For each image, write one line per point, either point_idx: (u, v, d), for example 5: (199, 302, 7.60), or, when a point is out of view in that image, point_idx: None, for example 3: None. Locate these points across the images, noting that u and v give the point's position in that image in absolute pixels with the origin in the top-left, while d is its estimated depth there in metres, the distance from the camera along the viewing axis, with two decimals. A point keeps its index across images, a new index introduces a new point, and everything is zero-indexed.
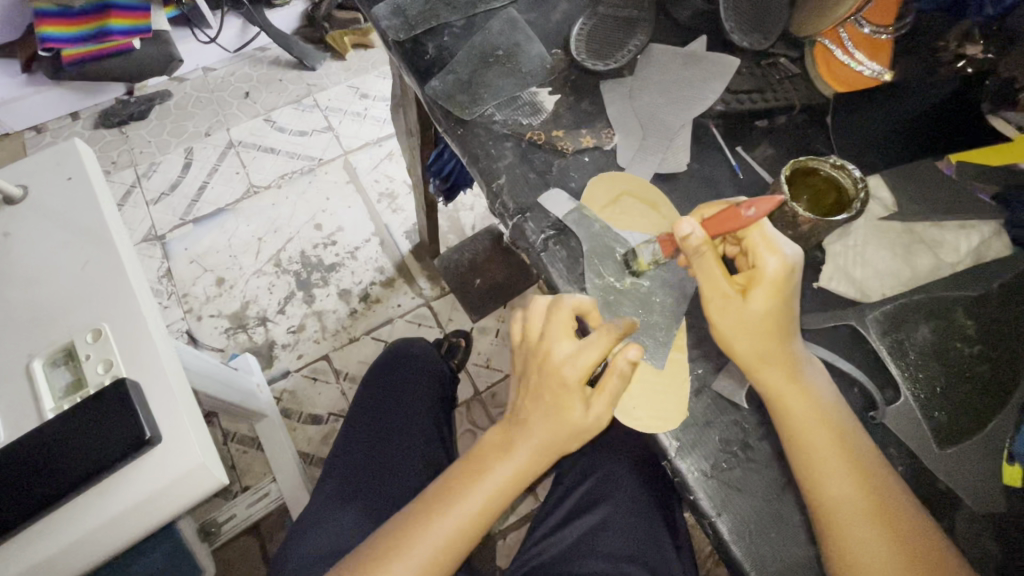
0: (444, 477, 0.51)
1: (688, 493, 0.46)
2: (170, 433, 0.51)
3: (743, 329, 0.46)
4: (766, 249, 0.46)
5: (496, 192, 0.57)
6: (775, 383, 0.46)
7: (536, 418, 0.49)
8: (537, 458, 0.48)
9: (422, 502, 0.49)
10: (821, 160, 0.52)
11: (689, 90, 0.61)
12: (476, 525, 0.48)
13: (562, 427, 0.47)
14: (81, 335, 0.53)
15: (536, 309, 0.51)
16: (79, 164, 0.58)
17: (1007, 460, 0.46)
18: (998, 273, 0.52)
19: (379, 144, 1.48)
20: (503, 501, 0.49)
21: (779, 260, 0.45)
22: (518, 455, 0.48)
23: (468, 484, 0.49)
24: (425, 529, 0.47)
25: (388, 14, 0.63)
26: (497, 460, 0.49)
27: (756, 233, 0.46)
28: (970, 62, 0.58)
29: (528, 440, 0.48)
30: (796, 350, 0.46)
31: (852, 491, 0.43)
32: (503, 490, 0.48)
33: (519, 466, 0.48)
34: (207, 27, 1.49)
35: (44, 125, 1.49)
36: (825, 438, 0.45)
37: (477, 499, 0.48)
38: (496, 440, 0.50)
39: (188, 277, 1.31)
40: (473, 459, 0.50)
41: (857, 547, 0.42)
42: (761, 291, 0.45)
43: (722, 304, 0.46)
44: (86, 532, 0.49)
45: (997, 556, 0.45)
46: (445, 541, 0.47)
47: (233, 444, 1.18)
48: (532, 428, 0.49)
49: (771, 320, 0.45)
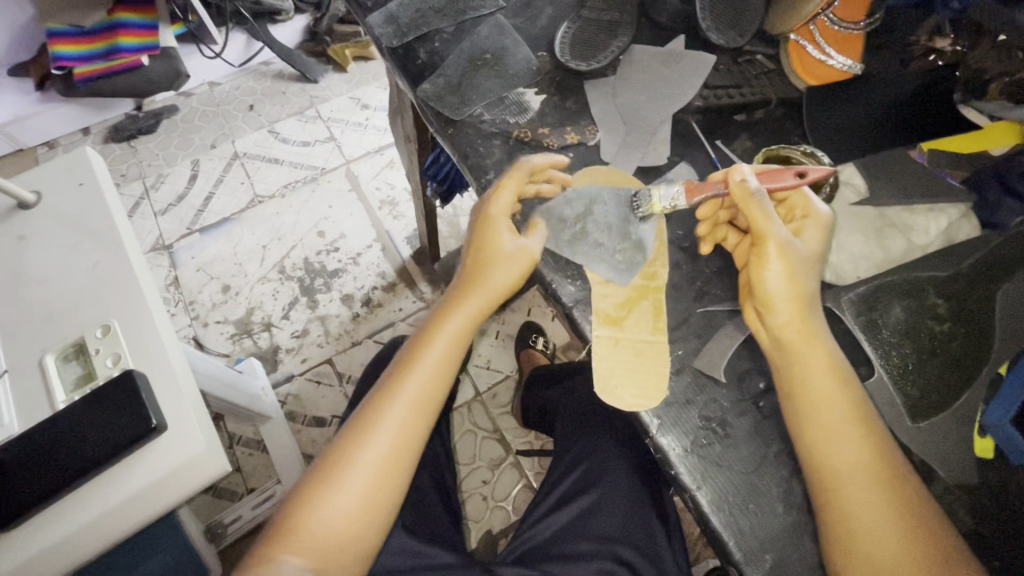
0: (407, 345, 0.57)
1: (670, 468, 0.48)
2: (176, 422, 0.53)
3: (800, 265, 0.49)
4: (807, 205, 0.52)
5: (484, 186, 0.60)
6: (795, 347, 0.48)
7: (479, 266, 0.55)
8: (486, 303, 0.55)
9: (394, 368, 0.55)
10: (792, 148, 0.56)
11: (670, 87, 0.64)
12: (443, 376, 0.55)
13: (501, 268, 0.54)
14: (91, 331, 0.55)
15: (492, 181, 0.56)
16: (90, 170, 0.62)
17: (978, 432, 0.48)
18: (965, 253, 0.53)
19: (380, 153, 1.52)
20: (461, 348, 0.56)
21: (822, 213, 0.51)
22: (469, 306, 0.55)
23: (428, 344, 0.55)
24: (400, 388, 0.53)
25: (381, 23, 0.67)
26: (450, 317, 0.55)
27: (796, 194, 0.52)
28: (941, 56, 0.63)
29: (476, 289, 0.55)
30: (815, 315, 0.49)
31: (859, 460, 0.45)
32: (458, 337, 0.55)
33: (471, 314, 0.55)
34: (212, 43, 1.53)
35: (56, 141, 1.54)
36: (841, 407, 0.46)
37: (439, 348, 0.55)
38: (447, 302, 0.56)
39: (195, 285, 1.34)
40: (431, 321, 0.56)
41: (853, 511, 0.44)
42: (810, 235, 0.51)
43: (786, 240, 0.49)
44: (96, 516, 0.51)
45: (967, 523, 0.47)
46: (422, 394, 0.54)
47: (238, 447, 1.21)
48: (478, 278, 0.55)
49: (814, 259, 0.50)
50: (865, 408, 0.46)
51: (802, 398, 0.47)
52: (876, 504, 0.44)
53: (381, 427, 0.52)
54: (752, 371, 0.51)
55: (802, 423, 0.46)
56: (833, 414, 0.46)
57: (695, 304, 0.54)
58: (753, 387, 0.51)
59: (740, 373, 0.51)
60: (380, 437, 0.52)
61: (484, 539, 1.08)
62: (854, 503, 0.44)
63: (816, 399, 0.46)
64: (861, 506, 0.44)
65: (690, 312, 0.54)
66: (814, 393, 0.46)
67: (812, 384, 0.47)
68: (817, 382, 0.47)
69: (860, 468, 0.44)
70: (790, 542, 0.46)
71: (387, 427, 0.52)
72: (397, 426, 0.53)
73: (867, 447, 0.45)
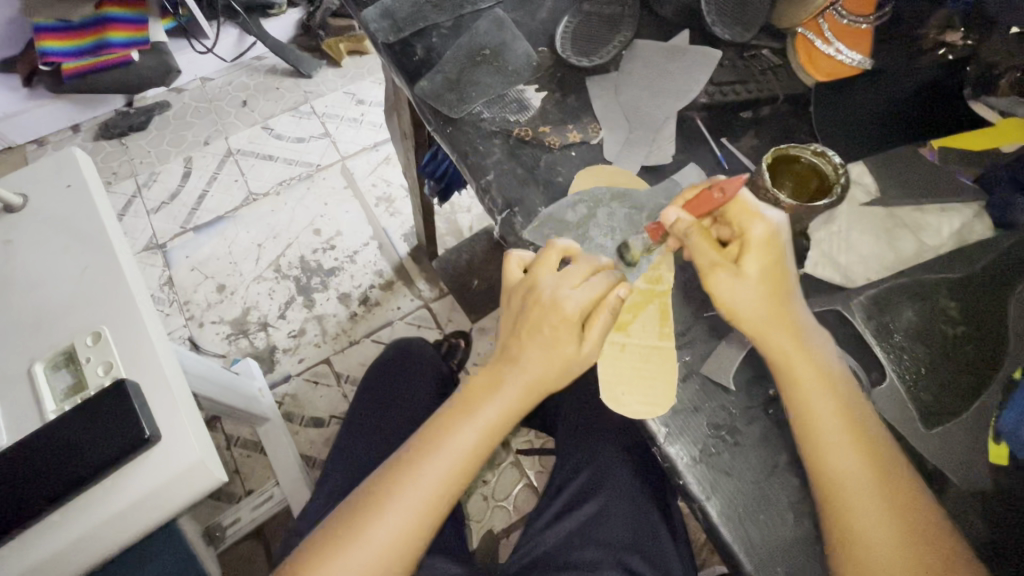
0: (431, 423, 0.51)
1: (678, 478, 0.47)
2: (170, 432, 0.51)
3: (741, 297, 0.46)
4: (749, 215, 0.47)
5: (484, 187, 0.58)
6: (782, 352, 0.46)
7: (531, 354, 0.49)
8: (527, 394, 0.49)
9: (410, 447, 0.50)
10: (802, 147, 0.53)
11: (673, 83, 0.62)
12: (470, 465, 0.49)
13: (556, 367, 0.49)
14: (81, 338, 0.54)
15: (554, 249, 0.50)
16: (79, 171, 0.59)
17: (993, 440, 0.47)
18: (983, 255, 0.52)
19: (376, 149, 1.50)
20: (489, 444, 0.49)
21: (763, 224, 0.46)
22: (506, 394, 0.49)
23: (456, 427, 0.49)
24: (415, 476, 0.47)
25: (377, 17, 0.65)
26: (485, 402, 0.49)
27: (736, 204, 0.48)
28: (951, 49, 0.60)
29: (517, 375, 0.49)
30: (799, 313, 0.47)
31: (854, 458, 0.44)
32: (492, 430, 0.49)
33: (508, 404, 0.49)
34: (204, 37, 1.51)
35: (45, 138, 1.51)
36: (829, 404, 0.45)
37: (469, 435, 0.48)
38: (483, 383, 0.51)
39: (190, 284, 1.32)
40: (462, 401, 0.51)
41: (853, 513, 0.42)
42: (753, 255, 0.46)
43: (719, 275, 0.47)
44: (89, 529, 0.50)
45: (983, 533, 0.45)
46: (439, 490, 0.48)
47: (235, 448, 1.20)
48: (523, 365, 0.49)
49: (767, 283, 0.46)
50: (856, 403, 0.45)
51: (793, 397, 0.46)
52: (873, 503, 0.43)
53: (389, 516, 0.46)
54: (761, 377, 0.50)
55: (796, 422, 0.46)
56: (825, 412, 0.45)
57: (702, 309, 0.53)
58: (763, 394, 0.49)
59: (749, 378, 0.50)
60: (386, 527, 0.46)
61: (486, 540, 1.07)
62: (853, 504, 0.43)
63: (806, 398, 0.45)
64: (862, 505, 0.43)
65: (697, 316, 0.53)
66: (805, 394, 0.45)
67: (804, 384, 0.45)
68: (808, 381, 0.45)
69: (860, 470, 0.43)
70: (800, 551, 0.45)
71: (395, 517, 0.46)
72: (409, 513, 0.46)
73: (861, 446, 0.44)
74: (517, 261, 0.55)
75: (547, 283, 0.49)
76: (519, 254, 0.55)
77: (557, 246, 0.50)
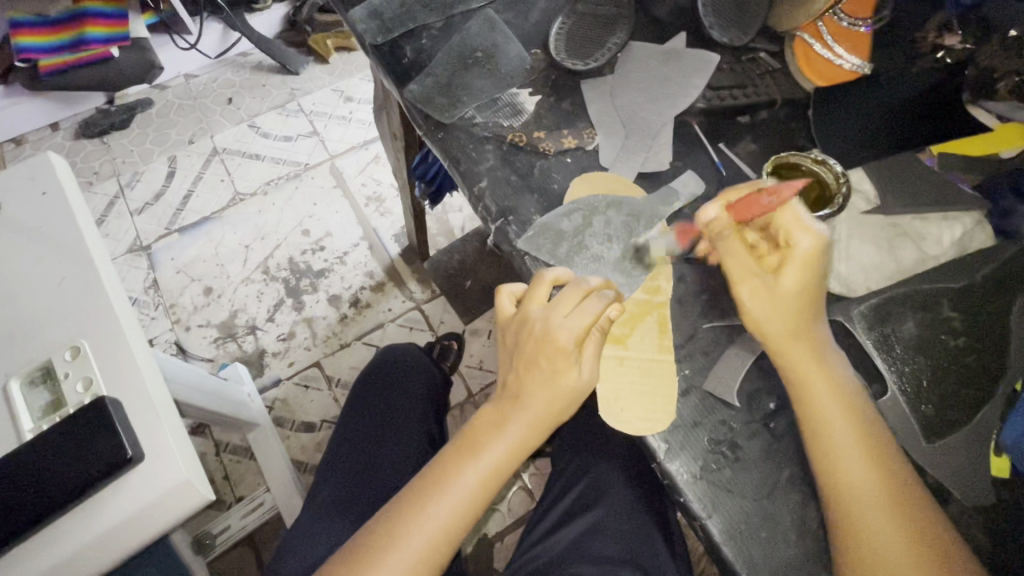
0: (432, 463, 0.50)
1: (678, 495, 0.46)
2: (153, 451, 0.49)
3: (772, 305, 0.46)
4: (798, 228, 0.46)
5: (478, 195, 0.57)
6: (796, 371, 0.45)
7: (534, 390, 0.48)
8: (532, 431, 0.48)
9: (413, 486, 0.48)
10: (801, 155, 0.54)
11: (670, 87, 0.61)
12: (475, 505, 0.47)
13: (559, 399, 0.47)
14: (59, 353, 0.51)
15: (543, 281, 0.50)
16: (53, 176, 0.57)
17: (995, 451, 0.47)
18: (980, 265, 0.52)
19: (365, 148, 1.47)
20: (494, 484, 0.48)
21: (812, 238, 0.46)
22: (510, 433, 0.48)
23: (460, 466, 0.48)
24: (419, 518, 0.46)
25: (364, 18, 0.62)
26: (490, 440, 0.48)
27: (784, 214, 0.47)
28: (949, 53, 0.60)
29: (521, 413, 0.48)
30: (814, 329, 0.46)
31: (865, 473, 0.43)
32: (496, 470, 0.48)
33: (514, 443, 0.48)
34: (186, 33, 1.47)
35: (22, 137, 1.46)
36: (838, 417, 0.44)
37: (472, 476, 0.47)
38: (488, 420, 0.49)
39: (176, 287, 1.29)
40: (467, 439, 0.49)
41: (865, 529, 0.41)
42: (792, 267, 0.46)
43: (753, 281, 0.47)
44: (70, 553, 0.47)
45: (986, 547, 0.45)
46: (443, 534, 0.46)
47: (225, 454, 1.17)
48: (526, 401, 0.48)
49: (803, 298, 0.46)
50: (866, 416, 0.45)
51: (803, 410, 0.45)
52: (885, 520, 0.41)
53: (390, 562, 0.44)
54: (763, 390, 0.49)
55: (806, 435, 0.45)
56: (834, 426, 0.44)
57: (702, 321, 0.52)
58: (764, 407, 0.49)
59: (750, 392, 0.49)
60: (388, 570, 0.44)
61: (480, 544, 1.06)
62: (864, 519, 0.42)
63: (815, 411, 0.44)
64: (872, 520, 0.42)
65: (697, 327, 0.52)
66: (813, 407, 0.44)
67: (812, 396, 0.45)
68: (819, 394, 0.45)
69: (873, 495, 0.42)
70: (802, 569, 0.44)
71: (398, 563, 0.44)
72: (413, 559, 0.45)
73: (870, 460, 0.43)
74: (509, 294, 0.54)
75: (537, 314, 0.49)
76: (511, 287, 0.54)
77: (546, 278, 0.50)
